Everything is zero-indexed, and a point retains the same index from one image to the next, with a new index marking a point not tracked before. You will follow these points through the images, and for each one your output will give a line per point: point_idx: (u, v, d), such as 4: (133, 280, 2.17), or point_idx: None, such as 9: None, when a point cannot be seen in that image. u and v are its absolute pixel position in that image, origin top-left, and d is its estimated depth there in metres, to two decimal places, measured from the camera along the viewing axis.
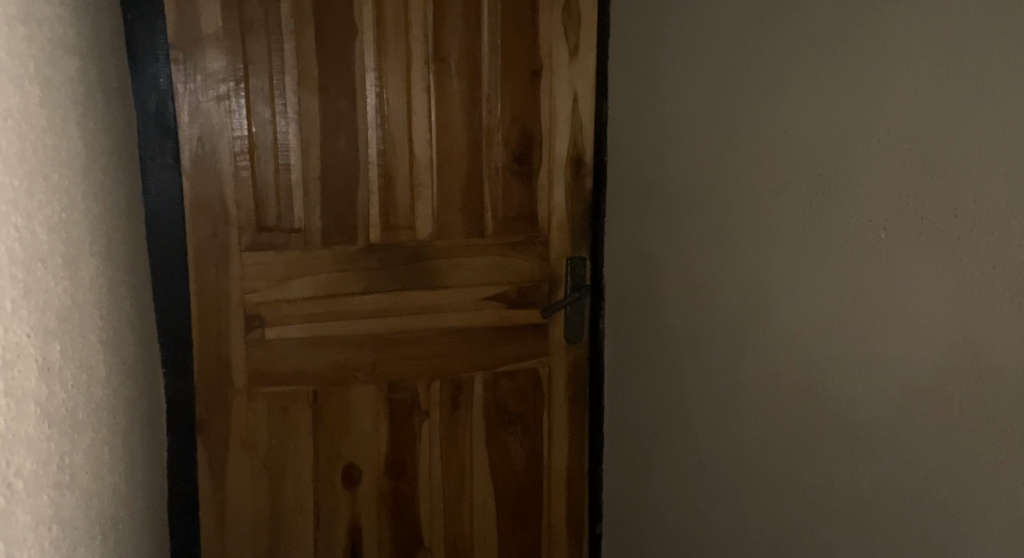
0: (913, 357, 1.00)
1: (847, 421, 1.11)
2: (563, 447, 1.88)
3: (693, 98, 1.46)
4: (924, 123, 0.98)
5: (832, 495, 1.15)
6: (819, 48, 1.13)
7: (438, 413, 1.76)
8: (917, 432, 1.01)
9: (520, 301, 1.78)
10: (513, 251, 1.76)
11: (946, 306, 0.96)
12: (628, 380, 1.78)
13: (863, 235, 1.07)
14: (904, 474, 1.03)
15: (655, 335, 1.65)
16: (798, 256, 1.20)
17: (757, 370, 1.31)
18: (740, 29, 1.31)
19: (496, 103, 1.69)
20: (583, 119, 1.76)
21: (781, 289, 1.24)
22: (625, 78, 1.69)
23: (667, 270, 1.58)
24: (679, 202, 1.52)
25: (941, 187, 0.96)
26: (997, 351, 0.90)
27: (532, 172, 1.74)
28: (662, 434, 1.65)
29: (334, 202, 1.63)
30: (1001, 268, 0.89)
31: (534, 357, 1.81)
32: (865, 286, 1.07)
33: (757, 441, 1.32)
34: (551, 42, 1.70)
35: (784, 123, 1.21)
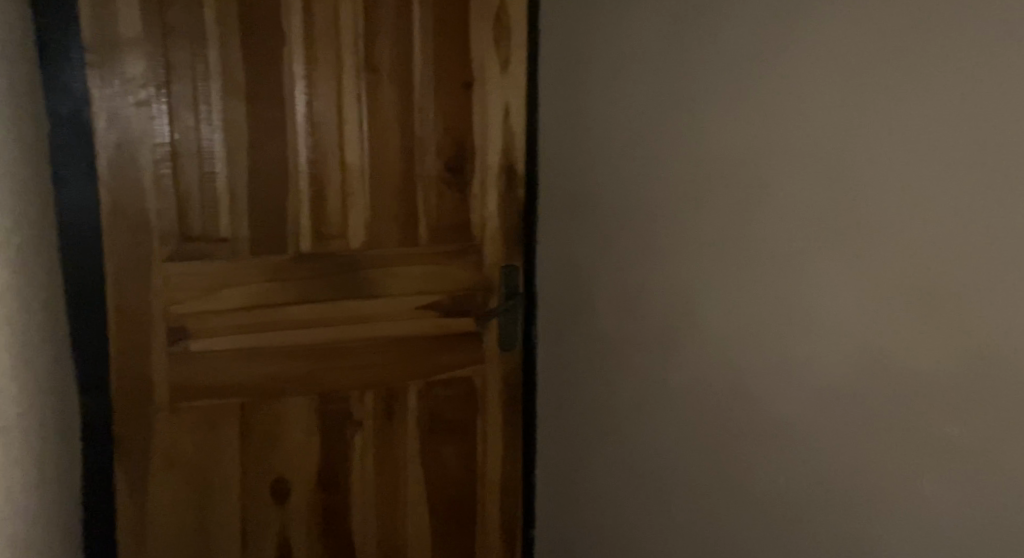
0: (834, 362, 1.03)
1: (771, 422, 1.14)
2: (498, 455, 1.87)
3: (623, 109, 1.47)
4: (842, 139, 1.00)
5: (757, 493, 1.18)
6: (745, 63, 1.15)
7: (371, 423, 1.74)
8: (836, 432, 1.03)
9: (454, 310, 1.77)
10: (447, 260, 1.74)
11: (865, 314, 0.99)
12: (562, 388, 1.79)
13: (787, 248, 1.09)
14: (828, 472, 1.05)
15: (588, 342, 1.65)
16: (721, 264, 1.22)
17: (685, 371, 1.33)
18: (671, 42, 1.32)
19: (429, 113, 1.68)
20: (515, 130, 1.75)
21: (708, 297, 1.26)
22: (556, 90, 1.70)
23: (600, 278, 1.59)
24: (609, 213, 1.54)
25: (858, 203, 0.98)
26: (912, 356, 0.93)
27: (465, 182, 1.74)
28: (595, 440, 1.65)
29: (262, 209, 1.59)
30: (913, 276, 0.93)
31: (468, 366, 1.80)
32: (790, 297, 1.10)
33: (686, 444, 1.34)
34: (482, 53, 1.70)
35: (711, 137, 1.23)
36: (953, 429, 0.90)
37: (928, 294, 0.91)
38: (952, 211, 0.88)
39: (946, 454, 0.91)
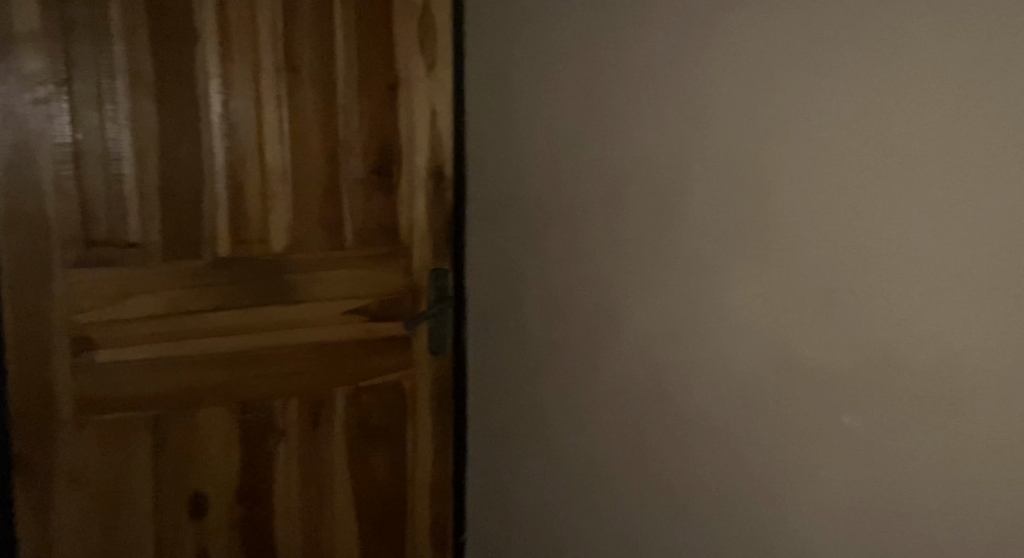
0: (762, 357, 1.08)
1: (709, 409, 1.17)
2: (428, 461, 1.84)
3: (549, 112, 1.46)
4: (764, 146, 1.05)
5: (700, 480, 1.20)
6: (676, 72, 1.17)
7: (295, 432, 1.69)
8: (773, 421, 1.07)
9: (382, 315, 1.73)
10: (374, 264, 1.71)
11: (792, 311, 1.03)
12: (492, 391, 1.77)
13: (715, 249, 1.14)
14: (770, 459, 1.08)
15: (519, 345, 1.64)
16: (654, 264, 1.24)
17: (619, 364, 1.34)
18: (597, 46, 1.32)
19: (353, 113, 1.64)
20: (442, 131, 1.73)
21: (642, 294, 1.27)
22: (483, 91, 1.68)
23: (529, 281, 1.57)
24: (537, 216, 1.52)
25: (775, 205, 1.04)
26: (831, 350, 0.99)
27: (392, 185, 1.70)
28: (527, 443, 1.64)
29: (176, 212, 1.53)
30: (829, 276, 0.98)
31: (397, 371, 1.77)
32: (719, 296, 1.13)
33: (622, 438, 1.35)
34: (407, 53, 1.67)
35: (640, 142, 1.25)
36: (870, 417, 0.95)
37: (842, 291, 0.97)
38: (866, 213, 0.94)
39: (874, 446, 0.95)
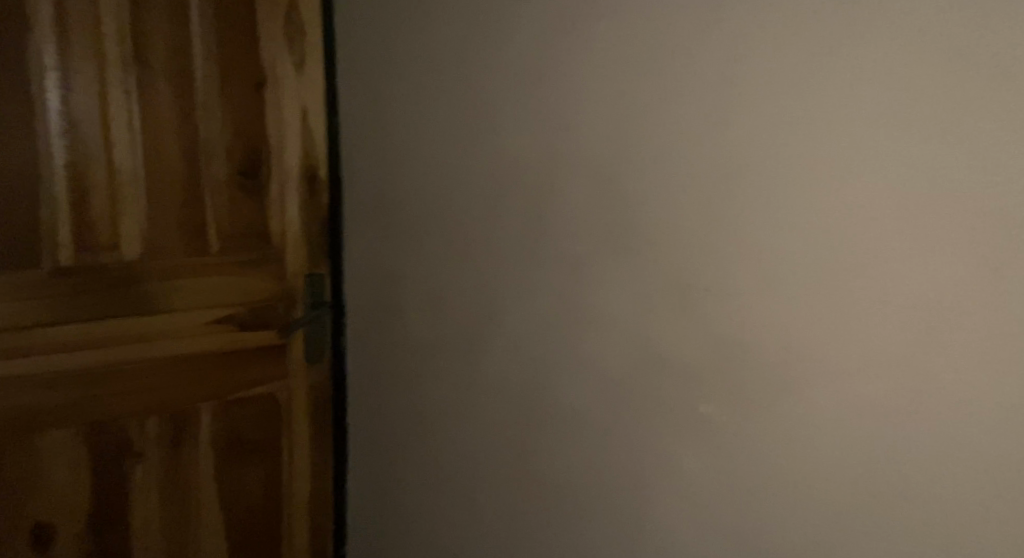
0: (634, 355, 1.08)
1: (587, 411, 1.16)
2: (305, 476, 1.74)
3: (421, 113, 1.40)
4: (635, 153, 1.06)
5: (579, 481, 1.18)
6: (549, 78, 1.15)
7: (155, 452, 1.56)
8: (648, 418, 1.08)
9: (252, 324, 1.63)
10: (242, 270, 1.60)
11: (659, 310, 1.05)
12: (373, 400, 1.69)
13: (590, 252, 1.13)
14: (650, 456, 1.08)
15: (397, 352, 1.57)
16: (529, 267, 1.22)
17: (496, 368, 1.30)
18: (469, 47, 1.28)
19: (215, 110, 1.53)
20: (314, 130, 1.64)
21: (520, 299, 1.24)
22: (356, 88, 1.61)
23: (407, 286, 1.50)
24: (413, 219, 1.46)
25: (645, 209, 1.05)
26: (694, 346, 1.01)
27: (261, 186, 1.60)
28: (408, 452, 1.57)
29: (10, 217, 1.39)
30: (687, 270, 1.01)
31: (269, 383, 1.67)
32: (595, 298, 1.13)
33: (503, 444, 1.31)
34: (274, 49, 1.58)
35: (515, 147, 1.22)
36: (725, 404, 0.98)
37: (698, 289, 1.00)
38: None
39: (734, 433, 0.98)
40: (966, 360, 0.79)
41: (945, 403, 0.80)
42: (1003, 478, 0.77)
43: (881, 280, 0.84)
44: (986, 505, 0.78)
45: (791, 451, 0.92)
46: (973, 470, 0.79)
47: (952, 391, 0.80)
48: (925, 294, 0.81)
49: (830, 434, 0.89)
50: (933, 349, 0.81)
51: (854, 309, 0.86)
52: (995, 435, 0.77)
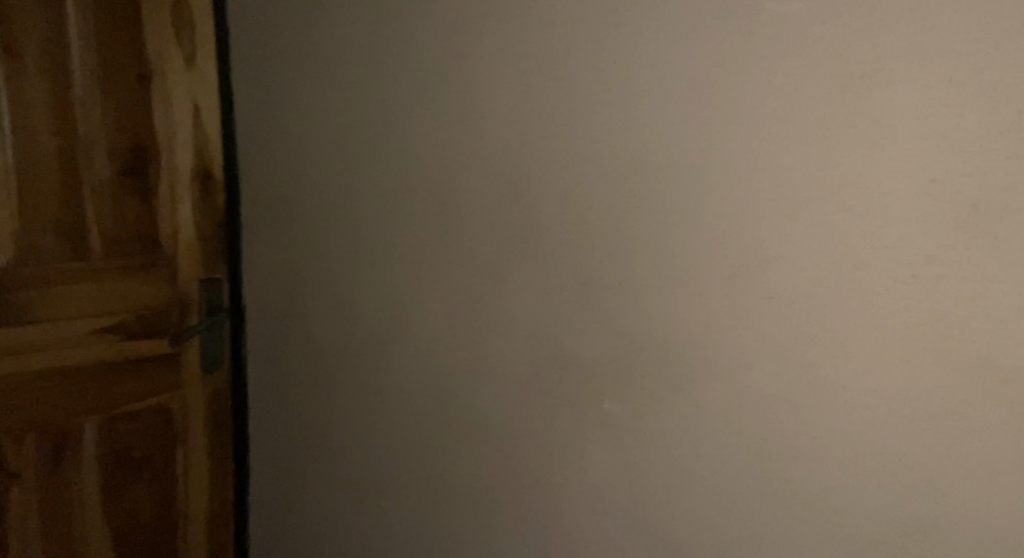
0: (539, 357, 1.03)
1: (494, 415, 1.10)
2: (204, 489, 1.63)
3: (320, 108, 1.33)
4: (535, 148, 1.00)
5: (487, 486, 1.12)
6: (448, 70, 1.09)
7: (32, 471, 1.44)
8: (555, 422, 1.02)
9: (142, 331, 1.51)
10: (130, 275, 1.48)
11: (563, 311, 0.99)
12: (277, 409, 1.58)
13: (493, 250, 1.07)
14: (557, 463, 1.02)
15: (305, 357, 1.47)
16: (435, 266, 1.16)
17: (411, 371, 1.22)
18: (366, 38, 1.21)
19: (94, 105, 1.42)
20: (207, 127, 1.53)
21: (425, 301, 1.18)
22: (254, 80, 1.51)
23: (315, 287, 1.41)
24: (319, 217, 1.37)
25: (547, 206, 0.99)
26: (612, 348, 0.94)
27: (149, 186, 1.49)
28: (308, 463, 1.50)
29: None
30: (590, 267, 0.96)
31: (160, 394, 1.55)
32: (500, 298, 1.07)
33: (411, 451, 1.25)
34: (160, 40, 1.46)
35: (416, 143, 1.15)
36: (631, 408, 0.93)
37: (600, 288, 0.95)
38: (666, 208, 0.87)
39: (638, 439, 0.93)
40: (856, 366, 0.74)
41: (837, 411, 0.75)
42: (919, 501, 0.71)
43: (776, 281, 0.78)
44: (876, 522, 0.74)
45: (694, 460, 0.87)
46: (864, 483, 0.74)
47: (845, 400, 0.75)
48: (817, 296, 0.76)
49: (728, 441, 0.84)
50: (825, 354, 0.76)
51: (764, 316, 0.79)
52: (903, 457, 0.71)
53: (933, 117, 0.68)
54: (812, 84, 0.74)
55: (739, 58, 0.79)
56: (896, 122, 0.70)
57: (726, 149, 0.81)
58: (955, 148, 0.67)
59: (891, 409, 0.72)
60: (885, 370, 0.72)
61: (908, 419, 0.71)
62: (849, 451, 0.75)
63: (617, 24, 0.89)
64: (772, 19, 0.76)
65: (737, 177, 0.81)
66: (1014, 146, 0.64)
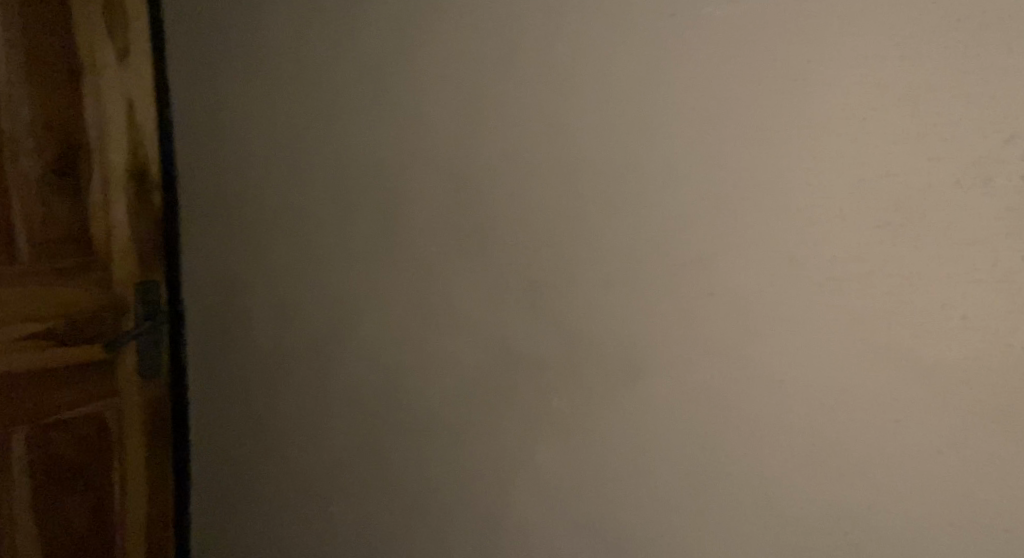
0: (484, 365, 0.93)
1: (434, 427, 0.99)
2: (140, 526, 1.31)
3: (244, 97, 1.20)
4: (477, 142, 0.91)
5: (438, 497, 1.00)
6: (382, 58, 0.99)
7: None
8: (501, 431, 0.93)
9: (74, 336, 1.22)
10: (61, 281, 1.20)
11: (509, 313, 0.90)
12: (211, 425, 1.34)
13: (437, 251, 0.96)
14: (501, 475, 0.93)
15: (233, 363, 1.28)
16: (370, 268, 1.04)
17: (352, 375, 1.08)
18: (293, 24, 1.09)
19: (16, 81, 1.14)
20: (143, 116, 1.29)
21: (358, 308, 1.05)
22: (183, 48, 1.29)
23: (240, 285, 1.25)
24: (243, 210, 1.23)
25: (492, 201, 0.91)
26: (585, 341, 0.85)
27: (79, 183, 1.23)
28: (224, 485, 1.33)
29: None
30: (536, 266, 0.88)
31: (94, 403, 1.25)
32: (440, 304, 0.97)
33: (343, 469, 1.12)
34: (87, 15, 1.22)
35: (356, 140, 1.03)
36: (577, 407, 0.86)
37: (547, 288, 0.87)
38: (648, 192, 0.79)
39: (590, 447, 0.85)
40: (823, 366, 0.70)
41: (804, 411, 0.72)
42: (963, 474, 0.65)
43: (729, 276, 0.74)
44: (904, 504, 0.68)
45: (650, 461, 0.81)
46: (828, 483, 0.71)
47: (811, 400, 0.71)
48: (778, 294, 0.72)
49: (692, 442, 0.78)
50: (789, 355, 0.72)
51: (754, 300, 0.73)
52: (936, 439, 0.66)
53: (914, 100, 0.65)
54: (768, 82, 0.71)
55: (685, 60, 0.76)
56: (885, 96, 0.66)
57: (682, 142, 0.76)
58: (922, 141, 0.65)
59: (860, 409, 0.69)
60: (852, 371, 0.69)
61: (880, 417, 0.68)
62: (815, 451, 0.71)
63: (558, 15, 0.83)
64: (718, 21, 0.74)
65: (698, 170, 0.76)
66: (1003, 118, 0.62)
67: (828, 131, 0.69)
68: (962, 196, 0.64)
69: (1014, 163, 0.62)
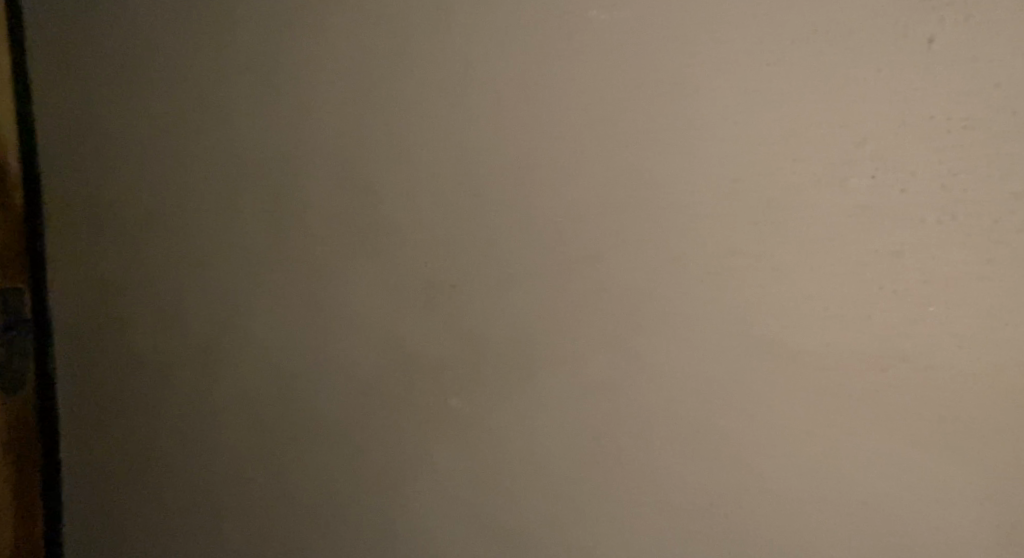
0: (382, 362, 0.86)
1: (327, 432, 0.92)
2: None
3: (102, 79, 1.05)
4: (367, 136, 0.84)
5: (351, 498, 0.92)
6: (268, 42, 0.90)
7: None
8: (405, 429, 0.86)
9: None
10: None
11: (411, 308, 0.83)
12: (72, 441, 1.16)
13: (327, 251, 0.89)
14: (391, 481, 0.87)
15: (102, 369, 1.12)
16: (267, 261, 0.95)
17: (251, 372, 0.98)
18: (151, 11, 0.99)
19: None
20: None
21: (243, 311, 0.98)
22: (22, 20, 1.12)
23: (110, 282, 1.09)
24: (112, 197, 1.07)
25: (384, 199, 0.84)
26: (503, 336, 0.77)
27: None
28: (96, 505, 1.16)
29: None
30: (433, 265, 0.81)
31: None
32: (328, 306, 0.90)
33: (217, 477, 1.04)
34: None
35: (237, 136, 0.95)
36: (478, 408, 0.80)
37: (444, 287, 0.80)
38: (554, 176, 0.72)
39: (488, 449, 0.80)
40: (739, 353, 0.64)
41: (695, 414, 0.67)
42: (910, 470, 0.59)
43: (618, 275, 0.70)
44: (881, 499, 0.60)
45: (544, 462, 0.76)
46: (705, 486, 0.67)
47: (720, 397, 0.66)
48: (659, 295, 0.68)
49: (580, 442, 0.73)
50: (672, 361, 0.67)
51: (659, 287, 0.68)
52: (884, 431, 0.60)
53: (838, 67, 0.59)
54: (649, 84, 0.67)
55: (570, 62, 0.70)
56: (829, 59, 0.59)
57: (567, 138, 0.71)
58: (791, 142, 0.61)
59: (735, 413, 0.65)
60: (725, 380, 0.65)
61: (825, 412, 0.62)
62: (694, 456, 0.67)
63: (445, 10, 0.77)
64: (600, 27, 0.68)
65: (587, 166, 0.70)
66: (963, 87, 0.56)
67: (709, 130, 0.64)
68: (829, 199, 0.60)
69: (945, 122, 0.56)
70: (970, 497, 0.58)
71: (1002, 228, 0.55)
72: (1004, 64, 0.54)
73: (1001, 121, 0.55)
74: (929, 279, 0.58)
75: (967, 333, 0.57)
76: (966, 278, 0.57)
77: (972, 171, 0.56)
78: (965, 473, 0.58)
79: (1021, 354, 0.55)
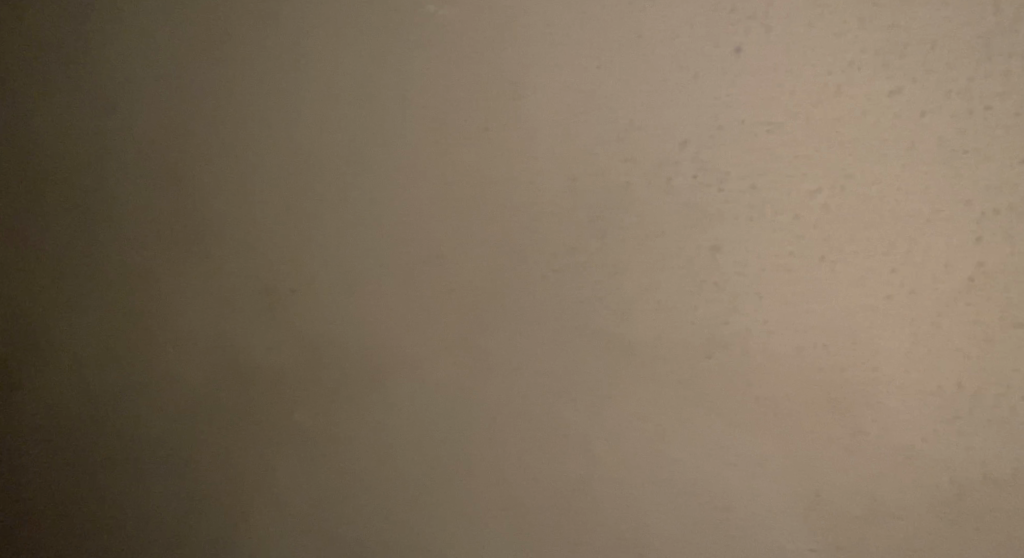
0: (217, 372, 0.82)
1: (152, 445, 0.87)
2: None
3: None
4: (196, 136, 0.79)
5: (186, 509, 0.86)
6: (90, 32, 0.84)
7: None
8: (246, 439, 0.81)
9: None
10: None
11: (248, 314, 0.79)
12: None
13: (154, 256, 0.83)
14: (225, 491, 0.84)
15: None
16: (86, 262, 0.88)
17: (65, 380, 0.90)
18: None
19: None
20: None
21: (58, 312, 0.90)
22: None
23: None
24: None
25: (215, 201, 0.79)
26: (344, 341, 0.74)
27: None
28: None
29: None
30: (270, 268, 0.77)
31: None
32: (156, 316, 0.84)
33: (26, 489, 0.96)
34: None
35: (47, 133, 0.88)
36: (322, 416, 0.77)
37: (283, 291, 0.77)
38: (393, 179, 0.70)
39: (333, 455, 0.77)
40: (581, 352, 0.65)
41: (539, 411, 0.67)
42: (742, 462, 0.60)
43: (458, 276, 0.68)
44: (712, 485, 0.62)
45: (391, 466, 0.74)
46: (547, 482, 0.68)
47: (562, 394, 0.66)
48: (500, 295, 0.67)
49: (424, 444, 0.72)
50: (510, 363, 0.67)
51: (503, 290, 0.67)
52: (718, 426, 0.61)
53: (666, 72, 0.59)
54: (483, 84, 0.65)
55: (405, 62, 0.68)
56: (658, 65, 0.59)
57: (405, 138, 0.69)
58: (620, 146, 0.61)
59: (574, 407, 0.66)
60: (564, 377, 0.66)
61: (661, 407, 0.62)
62: (538, 453, 0.68)
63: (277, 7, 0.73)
64: (435, 28, 0.66)
65: (424, 165, 0.68)
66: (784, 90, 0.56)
67: (542, 131, 0.63)
68: (656, 200, 0.60)
69: (765, 123, 0.56)
70: (783, 489, 0.60)
71: (808, 229, 0.56)
72: (806, 70, 0.55)
73: (817, 121, 0.55)
74: (749, 276, 0.58)
75: (775, 331, 0.58)
76: (778, 276, 0.58)
77: (780, 172, 0.57)
78: (793, 462, 0.59)
79: (841, 345, 0.57)
